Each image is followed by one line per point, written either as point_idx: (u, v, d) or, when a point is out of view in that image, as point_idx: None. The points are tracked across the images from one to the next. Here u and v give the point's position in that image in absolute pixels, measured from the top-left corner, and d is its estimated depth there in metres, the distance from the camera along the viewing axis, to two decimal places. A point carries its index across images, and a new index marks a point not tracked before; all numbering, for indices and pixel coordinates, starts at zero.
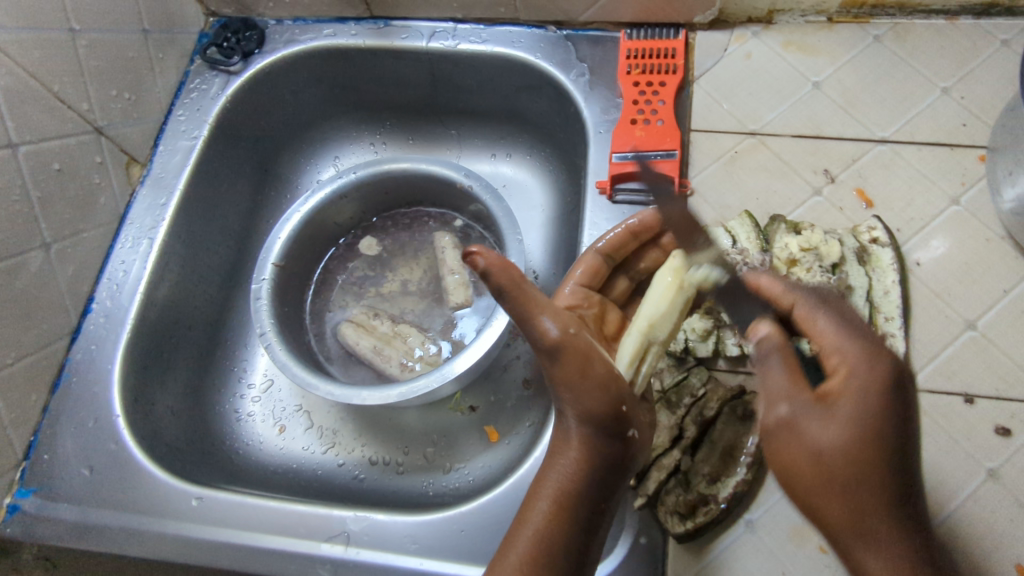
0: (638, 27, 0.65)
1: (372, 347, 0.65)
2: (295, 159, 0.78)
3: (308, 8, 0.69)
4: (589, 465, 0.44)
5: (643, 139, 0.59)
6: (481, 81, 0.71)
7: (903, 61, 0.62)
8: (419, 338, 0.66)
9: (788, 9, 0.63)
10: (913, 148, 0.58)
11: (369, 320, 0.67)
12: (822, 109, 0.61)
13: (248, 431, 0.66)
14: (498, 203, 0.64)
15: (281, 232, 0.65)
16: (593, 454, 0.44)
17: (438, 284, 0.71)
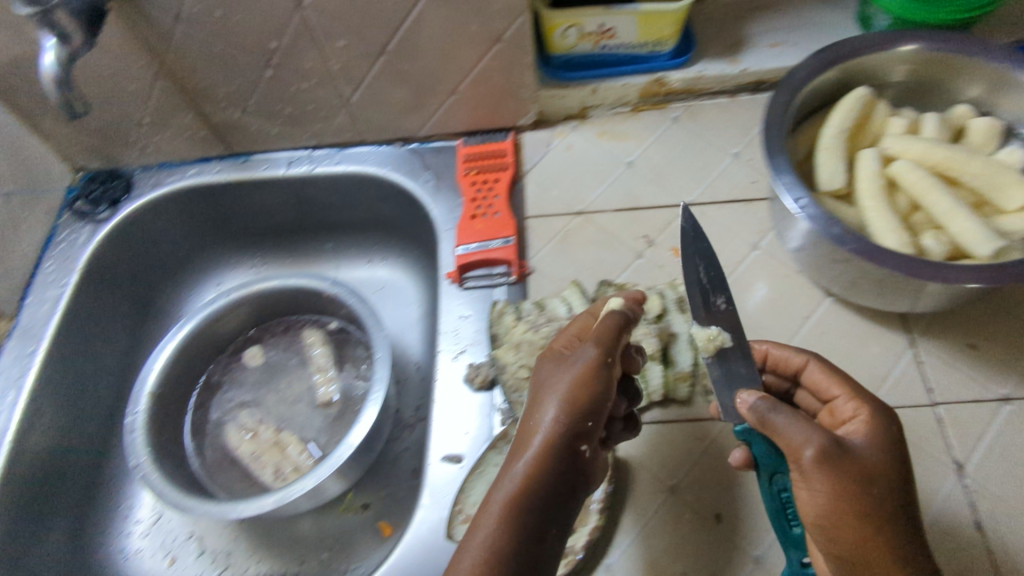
0: (472, 135, 0.74)
1: (253, 453, 0.68)
2: (175, 291, 0.80)
3: (171, 154, 0.75)
4: (549, 483, 0.42)
5: (482, 230, 0.65)
6: (343, 197, 0.77)
7: (700, 135, 0.72)
8: (297, 445, 0.68)
9: (598, 104, 0.73)
10: (715, 207, 0.67)
11: (253, 424, 0.71)
12: (637, 184, 0.69)
13: (137, 568, 0.65)
14: (363, 305, 0.68)
15: (156, 361, 0.68)
16: (553, 472, 0.42)
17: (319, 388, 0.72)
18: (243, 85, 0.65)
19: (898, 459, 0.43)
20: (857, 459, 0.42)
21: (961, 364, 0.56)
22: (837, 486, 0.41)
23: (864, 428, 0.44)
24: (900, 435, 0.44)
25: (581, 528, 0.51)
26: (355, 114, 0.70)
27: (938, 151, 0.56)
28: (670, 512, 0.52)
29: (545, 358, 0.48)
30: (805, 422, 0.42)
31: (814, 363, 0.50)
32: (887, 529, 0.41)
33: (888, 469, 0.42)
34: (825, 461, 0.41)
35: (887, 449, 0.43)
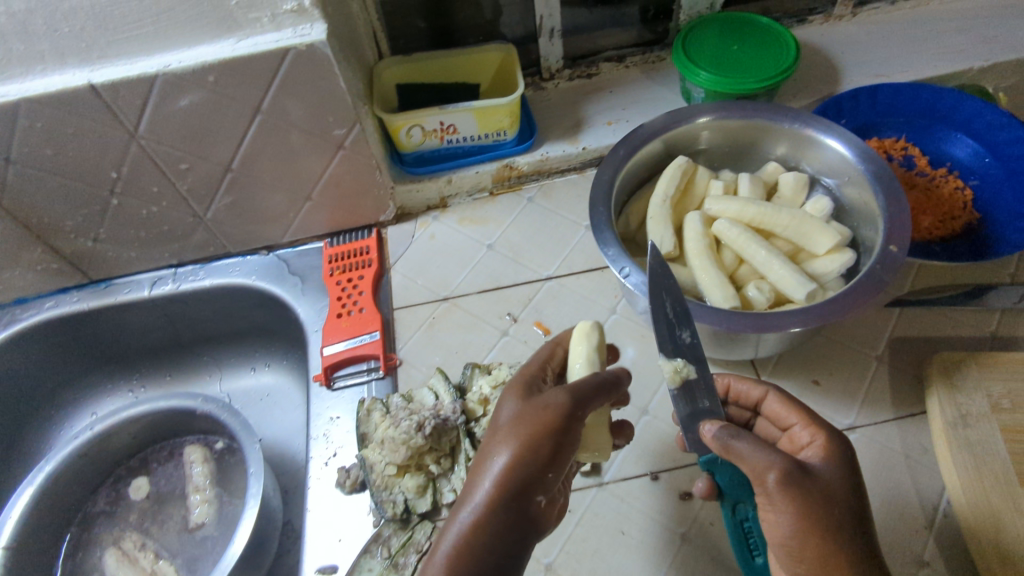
0: (336, 235, 0.75)
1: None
2: (42, 428, 0.76)
3: (25, 289, 0.72)
4: (496, 528, 0.40)
5: (348, 328, 0.66)
6: (214, 310, 0.77)
7: (554, 211, 0.76)
8: (169, 573, 0.66)
9: (455, 193, 0.77)
10: (573, 278, 0.70)
11: (132, 549, 0.68)
12: (498, 265, 0.72)
13: None
14: (235, 417, 0.67)
15: (10, 513, 0.63)
16: (499, 519, 0.40)
17: (195, 506, 0.70)
18: (90, 215, 0.66)
19: (854, 481, 0.43)
20: (815, 482, 0.42)
21: (809, 399, 0.60)
22: (800, 507, 0.41)
23: (818, 451, 0.45)
24: (852, 459, 0.45)
25: None
26: (213, 229, 0.71)
27: (750, 208, 0.61)
28: None
29: (507, 395, 0.46)
30: (768, 446, 0.43)
31: (773, 393, 0.51)
32: (854, 546, 0.41)
33: (846, 489, 0.43)
34: (788, 484, 0.41)
35: (842, 470, 0.44)
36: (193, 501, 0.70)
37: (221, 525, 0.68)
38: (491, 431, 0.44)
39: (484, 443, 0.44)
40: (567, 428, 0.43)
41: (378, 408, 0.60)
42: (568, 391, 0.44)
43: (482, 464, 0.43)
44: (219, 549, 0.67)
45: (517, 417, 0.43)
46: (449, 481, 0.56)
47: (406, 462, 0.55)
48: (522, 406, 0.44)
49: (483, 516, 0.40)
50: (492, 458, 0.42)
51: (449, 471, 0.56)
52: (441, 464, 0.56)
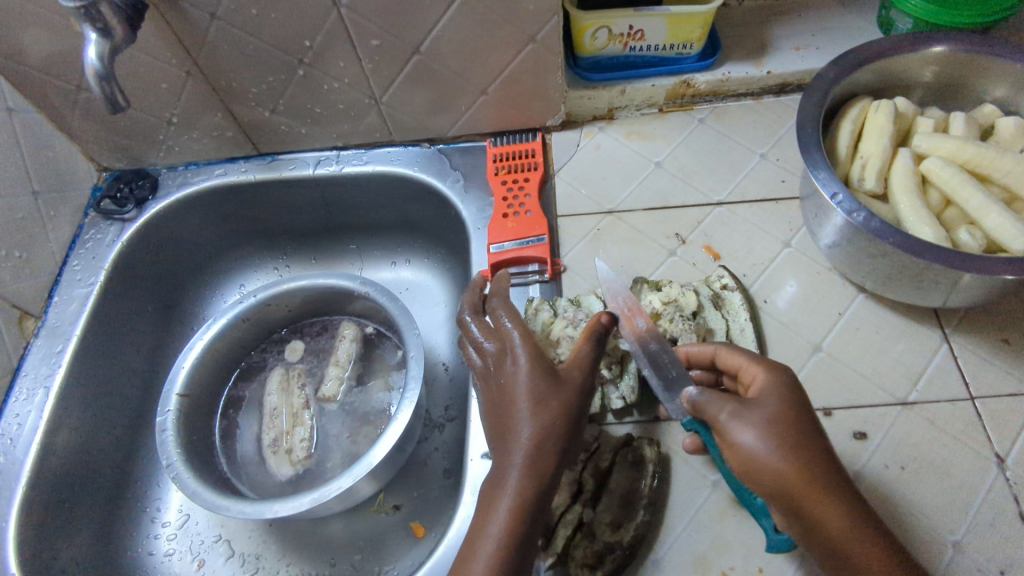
0: (501, 135, 0.74)
1: (267, 427, 0.69)
2: (199, 292, 0.80)
3: (198, 153, 0.74)
4: (526, 516, 0.43)
5: (514, 229, 0.66)
6: (370, 198, 0.78)
7: (726, 136, 0.72)
8: (302, 425, 0.69)
9: (624, 106, 0.74)
10: (745, 206, 0.67)
11: (293, 383, 0.71)
12: (666, 184, 0.69)
13: (166, 571, 0.65)
14: (394, 302, 0.69)
15: (184, 361, 0.66)
16: (540, 488, 0.44)
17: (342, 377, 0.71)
18: (275, 83, 0.66)
19: (799, 396, 0.44)
20: (761, 408, 0.43)
21: (999, 360, 0.56)
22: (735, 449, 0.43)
23: (758, 379, 0.46)
24: (796, 382, 0.45)
25: (629, 524, 0.50)
26: (384, 113, 0.71)
27: (969, 149, 0.57)
28: (717, 505, 0.51)
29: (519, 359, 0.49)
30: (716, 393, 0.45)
31: (722, 346, 0.51)
32: (822, 451, 0.42)
33: (782, 411, 0.43)
34: (731, 427, 0.43)
35: (781, 393, 0.44)
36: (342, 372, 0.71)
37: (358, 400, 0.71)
38: (513, 405, 0.46)
39: (511, 418, 0.46)
40: (581, 402, 0.47)
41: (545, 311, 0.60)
42: (583, 373, 0.48)
43: (511, 436, 0.46)
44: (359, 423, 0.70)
45: (536, 394, 0.46)
46: (618, 388, 0.55)
47: None
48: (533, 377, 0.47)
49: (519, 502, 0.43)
50: (521, 442, 0.45)
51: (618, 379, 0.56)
52: (612, 370, 0.55)
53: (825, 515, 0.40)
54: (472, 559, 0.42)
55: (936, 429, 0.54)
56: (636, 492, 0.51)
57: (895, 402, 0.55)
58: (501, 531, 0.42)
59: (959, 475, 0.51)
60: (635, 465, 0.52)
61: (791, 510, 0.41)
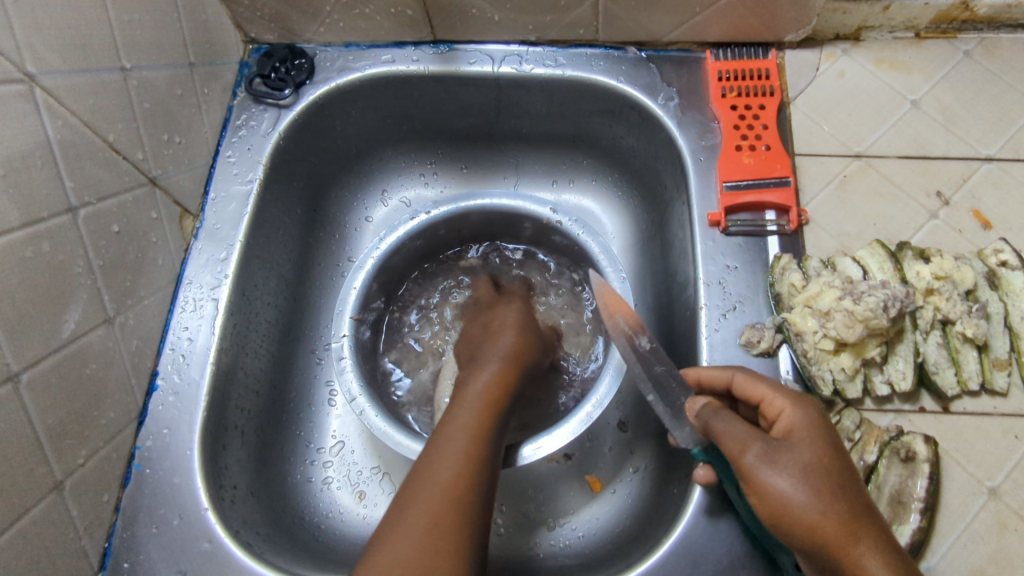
0: (724, 47, 0.62)
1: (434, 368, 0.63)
2: (343, 195, 0.71)
3: (364, 33, 0.63)
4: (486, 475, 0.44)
5: (751, 166, 0.56)
6: (552, 107, 0.67)
7: (997, 76, 0.60)
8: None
9: (878, 25, 0.61)
10: (1020, 166, 0.57)
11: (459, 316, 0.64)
12: (924, 129, 0.59)
13: (327, 502, 0.60)
14: (594, 239, 0.60)
15: (355, 281, 0.59)
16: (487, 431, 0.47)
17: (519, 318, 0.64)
18: None
19: (828, 441, 0.39)
20: (795, 450, 0.38)
21: None
22: (756, 485, 0.38)
23: (790, 415, 0.41)
24: (829, 425, 0.40)
25: (901, 527, 0.44)
26: (601, 6, 0.58)
27: None
28: (993, 518, 0.45)
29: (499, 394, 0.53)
30: (739, 424, 0.40)
31: (744, 371, 0.46)
32: (849, 506, 0.36)
33: (832, 453, 0.38)
34: (763, 463, 0.38)
35: (806, 433, 0.39)
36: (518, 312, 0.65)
37: None
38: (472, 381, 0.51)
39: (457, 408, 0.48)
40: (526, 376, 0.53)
41: (792, 273, 0.52)
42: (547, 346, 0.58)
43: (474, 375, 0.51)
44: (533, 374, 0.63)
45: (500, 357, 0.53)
46: (884, 372, 0.49)
47: (850, 342, 0.48)
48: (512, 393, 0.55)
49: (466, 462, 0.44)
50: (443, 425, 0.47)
51: (883, 361, 0.49)
52: (882, 352, 0.48)
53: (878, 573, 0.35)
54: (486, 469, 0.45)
55: None
56: (907, 493, 0.45)
57: None
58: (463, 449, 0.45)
59: None
60: (905, 462, 0.46)
61: (827, 562, 0.36)
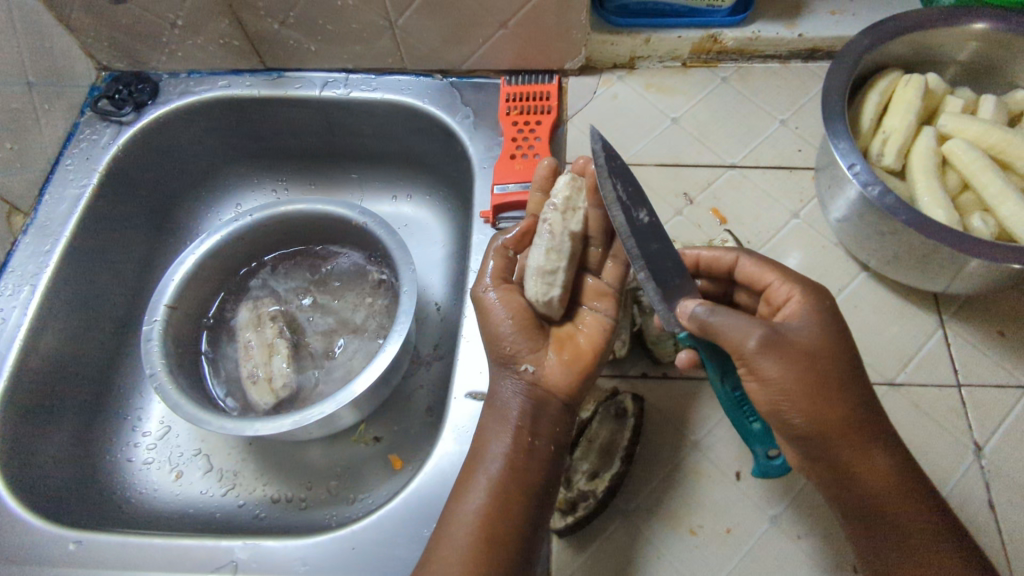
0: (516, 74, 0.71)
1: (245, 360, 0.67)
2: (194, 206, 0.78)
3: (202, 62, 0.72)
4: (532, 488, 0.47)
5: (521, 171, 0.65)
6: (376, 127, 0.75)
7: (748, 98, 0.70)
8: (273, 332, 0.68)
9: (647, 55, 0.71)
10: (758, 171, 0.66)
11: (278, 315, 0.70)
12: (680, 142, 0.68)
13: (142, 478, 0.65)
14: (391, 236, 0.68)
15: (175, 274, 0.65)
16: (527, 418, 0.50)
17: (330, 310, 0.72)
18: None
19: (830, 321, 0.45)
20: (801, 335, 0.43)
21: (993, 352, 0.55)
22: (800, 352, 0.43)
23: (797, 300, 0.46)
24: (832, 306, 0.46)
25: (604, 474, 0.50)
26: (399, 37, 0.68)
27: (995, 133, 0.54)
28: (691, 467, 0.52)
29: (516, 373, 0.51)
30: (742, 316, 0.43)
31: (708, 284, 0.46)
32: (857, 381, 0.44)
33: (844, 335, 0.44)
34: (779, 340, 0.43)
35: (835, 314, 0.45)
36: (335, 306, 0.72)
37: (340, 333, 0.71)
38: (495, 343, 0.52)
39: (487, 422, 0.51)
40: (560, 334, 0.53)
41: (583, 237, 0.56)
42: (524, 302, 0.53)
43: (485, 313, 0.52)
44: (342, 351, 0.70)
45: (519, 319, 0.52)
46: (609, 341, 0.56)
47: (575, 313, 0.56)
48: (551, 377, 0.51)
49: (485, 492, 0.47)
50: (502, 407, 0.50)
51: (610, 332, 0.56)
52: None
53: (858, 458, 0.43)
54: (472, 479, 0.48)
55: (919, 412, 0.53)
56: (614, 444, 0.52)
57: (883, 381, 0.55)
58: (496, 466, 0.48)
59: (935, 458, 0.52)
60: (617, 418, 0.53)
61: (813, 442, 0.43)
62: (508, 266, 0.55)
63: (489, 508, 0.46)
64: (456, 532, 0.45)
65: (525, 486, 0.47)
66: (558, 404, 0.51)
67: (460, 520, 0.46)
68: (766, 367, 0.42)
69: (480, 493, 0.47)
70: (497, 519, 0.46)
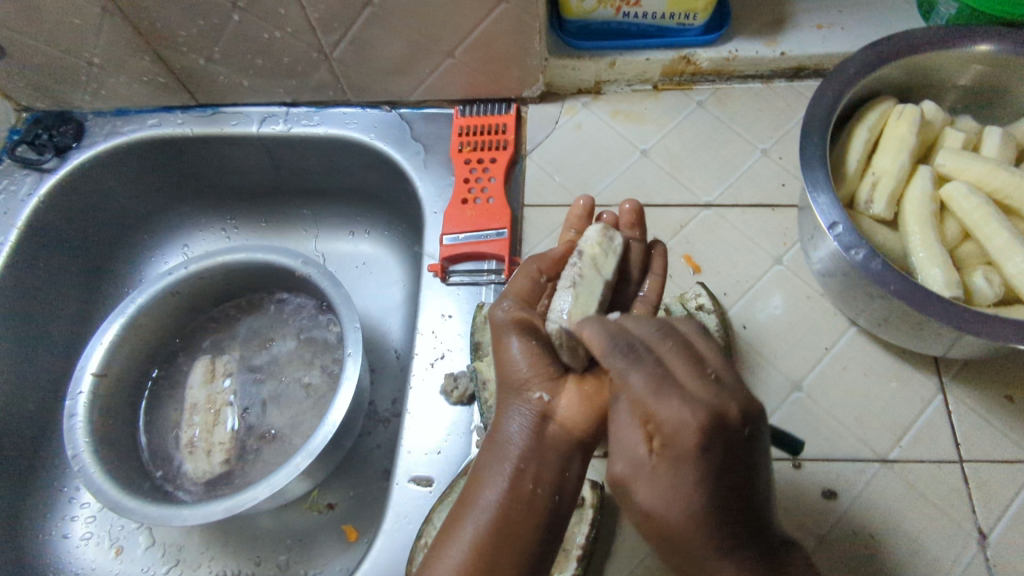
0: (471, 103, 0.65)
1: (188, 421, 0.63)
2: (133, 252, 0.72)
3: (129, 100, 0.66)
4: (535, 520, 0.39)
5: (472, 218, 0.59)
6: (323, 163, 0.69)
7: (726, 124, 0.63)
8: (219, 392, 0.64)
9: (614, 79, 0.64)
10: (736, 211, 0.59)
11: (219, 370, 0.66)
12: (650, 177, 0.61)
13: (78, 558, 0.60)
14: (337, 288, 0.62)
15: (104, 337, 0.60)
16: (535, 451, 0.40)
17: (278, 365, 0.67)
18: (207, 29, 0.57)
19: (715, 461, 0.31)
20: (676, 470, 0.32)
21: (999, 421, 0.49)
22: (641, 514, 0.33)
23: (694, 413, 0.32)
24: (733, 436, 0.32)
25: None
26: (337, 70, 0.62)
27: (1000, 177, 0.47)
28: (658, 563, 0.47)
29: (525, 401, 0.42)
30: (635, 431, 0.33)
31: (614, 358, 0.34)
32: (723, 537, 0.32)
33: (705, 489, 0.31)
34: (631, 481, 0.33)
35: (700, 473, 0.31)
36: (284, 363, 0.67)
37: (288, 393, 0.65)
38: (501, 366, 0.43)
39: (484, 462, 0.41)
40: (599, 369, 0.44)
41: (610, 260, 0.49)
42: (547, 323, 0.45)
43: (498, 338, 0.44)
44: (291, 413, 0.64)
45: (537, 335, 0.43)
46: None
47: None
48: (569, 412, 0.41)
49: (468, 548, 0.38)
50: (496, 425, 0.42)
51: None
52: None
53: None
54: (461, 515, 0.40)
55: (915, 494, 0.48)
56: (571, 540, 0.46)
57: (876, 458, 0.49)
58: (491, 500, 0.39)
59: (932, 550, 0.46)
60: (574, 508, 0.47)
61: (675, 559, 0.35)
62: (534, 289, 0.46)
63: (468, 570, 0.37)
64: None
65: (519, 547, 0.38)
66: (575, 445, 0.41)
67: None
68: (656, 473, 0.34)
69: (461, 549, 0.38)
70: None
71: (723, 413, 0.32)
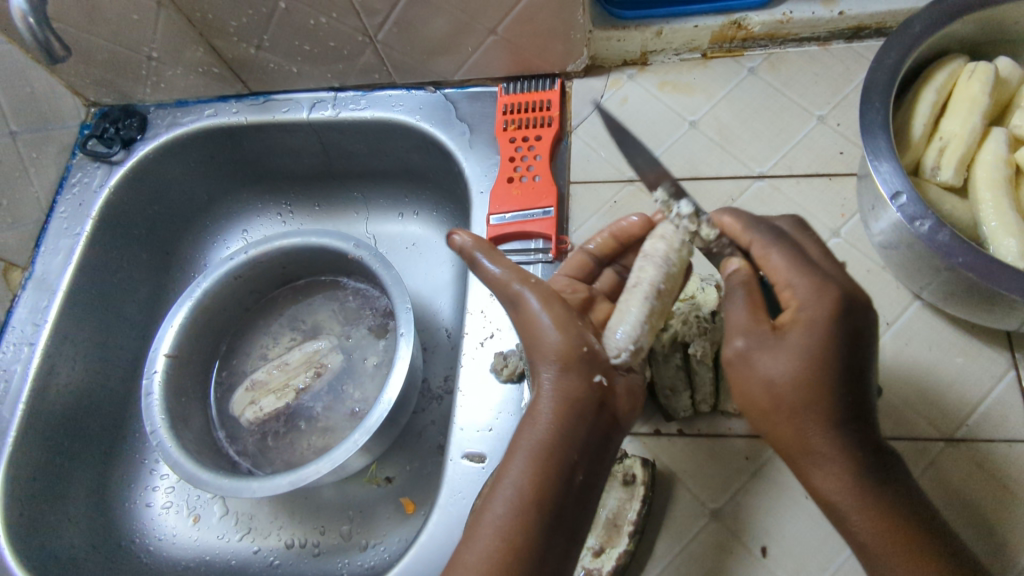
0: (515, 80, 0.65)
1: (269, 367, 0.67)
2: (199, 237, 0.76)
3: (187, 91, 0.69)
4: (572, 498, 0.39)
5: (519, 198, 0.59)
6: (372, 147, 0.70)
7: (779, 90, 0.60)
8: (304, 375, 0.66)
9: (661, 49, 0.62)
10: (791, 181, 0.57)
11: (315, 353, 0.67)
12: (699, 149, 0.60)
13: (161, 525, 0.64)
14: (388, 271, 0.63)
15: (173, 321, 0.63)
16: (579, 432, 0.40)
17: (350, 346, 0.69)
18: (256, 17, 0.58)
19: (825, 350, 0.38)
20: (786, 343, 0.39)
21: None
22: (762, 383, 0.39)
23: (796, 301, 0.40)
24: (842, 331, 0.38)
25: (611, 550, 0.46)
26: (383, 52, 0.62)
27: None
28: (710, 541, 0.47)
29: (574, 377, 0.42)
30: (745, 310, 0.41)
31: (761, 237, 0.43)
32: (843, 409, 0.38)
33: (837, 349, 0.38)
34: (754, 352, 0.39)
35: (829, 338, 0.38)
36: (353, 345, 0.69)
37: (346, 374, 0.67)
38: (536, 355, 0.43)
39: (519, 441, 0.41)
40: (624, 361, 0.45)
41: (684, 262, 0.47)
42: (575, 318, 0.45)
43: (531, 331, 0.44)
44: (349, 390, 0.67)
45: (569, 327, 0.43)
46: None
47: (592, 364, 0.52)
48: (618, 395, 0.43)
49: (510, 524, 0.38)
50: (531, 406, 0.42)
51: None
52: None
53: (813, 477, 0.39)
54: (495, 497, 0.39)
55: (985, 474, 0.46)
56: (622, 517, 0.47)
57: (940, 437, 0.47)
58: (533, 478, 0.39)
59: (1003, 531, 0.44)
60: (625, 486, 0.48)
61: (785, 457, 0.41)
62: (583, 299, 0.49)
63: (509, 552, 0.37)
64: (462, 572, 0.37)
65: (556, 534, 0.39)
66: (614, 428, 0.42)
67: (469, 560, 0.38)
68: (766, 359, 0.39)
69: (495, 532, 0.38)
70: (516, 564, 0.37)
71: (848, 297, 0.39)
